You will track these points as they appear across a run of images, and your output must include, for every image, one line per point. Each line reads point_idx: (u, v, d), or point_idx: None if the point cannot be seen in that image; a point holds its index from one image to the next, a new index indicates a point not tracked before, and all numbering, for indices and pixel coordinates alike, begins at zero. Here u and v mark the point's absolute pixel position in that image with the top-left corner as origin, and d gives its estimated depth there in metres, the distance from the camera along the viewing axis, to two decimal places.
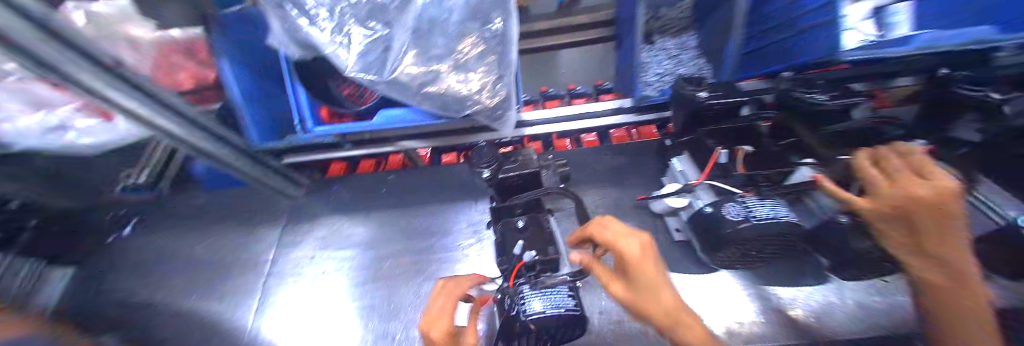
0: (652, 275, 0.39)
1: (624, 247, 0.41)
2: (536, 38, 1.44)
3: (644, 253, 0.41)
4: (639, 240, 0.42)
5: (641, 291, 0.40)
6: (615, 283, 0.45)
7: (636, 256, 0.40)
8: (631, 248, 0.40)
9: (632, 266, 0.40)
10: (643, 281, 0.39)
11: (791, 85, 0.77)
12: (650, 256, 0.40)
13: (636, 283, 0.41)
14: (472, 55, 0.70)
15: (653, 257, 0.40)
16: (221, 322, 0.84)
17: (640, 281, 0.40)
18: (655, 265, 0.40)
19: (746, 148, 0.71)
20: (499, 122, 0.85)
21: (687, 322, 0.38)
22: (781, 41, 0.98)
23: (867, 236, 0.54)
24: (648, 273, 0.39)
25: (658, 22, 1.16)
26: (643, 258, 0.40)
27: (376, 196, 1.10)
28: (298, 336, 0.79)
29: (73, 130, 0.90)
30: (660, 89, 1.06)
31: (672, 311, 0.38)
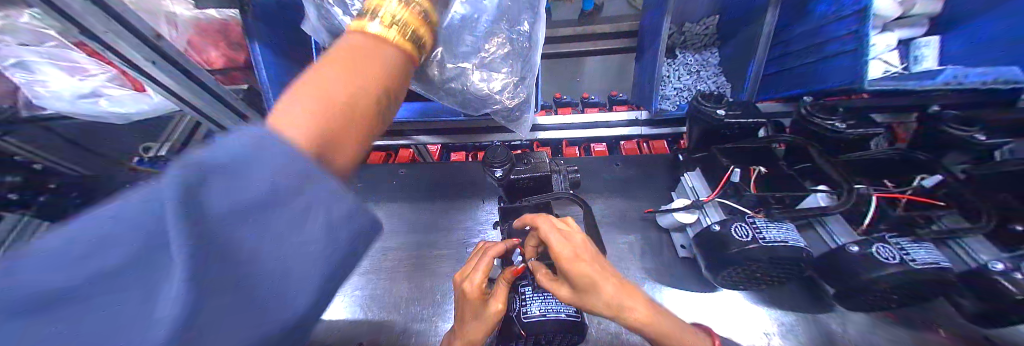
0: (580, 272, 0.41)
1: (559, 253, 0.43)
2: (557, 44, 1.44)
3: (566, 254, 0.43)
4: (565, 248, 0.43)
5: (583, 291, 0.43)
6: (561, 288, 0.47)
7: (568, 257, 0.42)
8: (566, 253, 0.43)
9: (569, 268, 0.42)
10: (582, 280, 0.42)
11: (810, 109, 0.75)
12: (583, 257, 0.42)
13: (577, 283, 0.43)
14: (498, 55, 0.72)
15: (577, 256, 0.42)
16: None
17: (580, 281, 0.42)
18: (590, 262, 0.42)
19: (759, 169, 0.72)
20: (516, 124, 0.87)
21: (630, 306, 0.41)
22: (802, 66, 0.96)
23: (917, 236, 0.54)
24: (585, 273, 0.41)
25: (681, 36, 1.17)
26: (577, 258, 0.42)
27: (385, 187, 1.11)
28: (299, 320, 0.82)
29: (104, 98, 0.97)
30: (677, 103, 1.06)
31: (612, 302, 0.41)
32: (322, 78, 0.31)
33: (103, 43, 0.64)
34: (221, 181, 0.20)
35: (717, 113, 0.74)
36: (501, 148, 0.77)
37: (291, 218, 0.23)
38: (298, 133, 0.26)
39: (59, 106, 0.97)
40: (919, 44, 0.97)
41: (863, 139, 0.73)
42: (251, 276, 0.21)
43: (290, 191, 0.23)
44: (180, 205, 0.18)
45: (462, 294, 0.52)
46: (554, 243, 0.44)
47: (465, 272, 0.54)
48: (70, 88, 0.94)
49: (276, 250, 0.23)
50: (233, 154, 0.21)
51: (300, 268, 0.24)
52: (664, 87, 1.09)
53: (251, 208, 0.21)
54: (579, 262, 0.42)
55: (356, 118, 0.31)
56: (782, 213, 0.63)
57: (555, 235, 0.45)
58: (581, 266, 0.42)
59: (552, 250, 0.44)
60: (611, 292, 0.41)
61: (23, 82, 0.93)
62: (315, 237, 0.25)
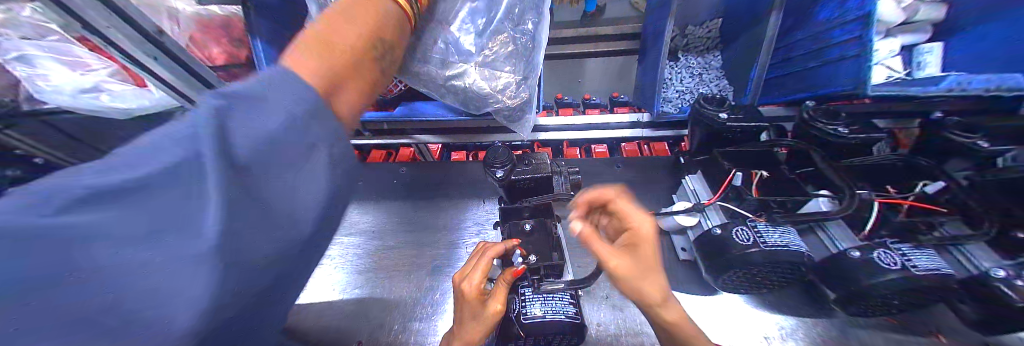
0: (647, 253, 0.46)
1: (644, 228, 0.48)
2: (560, 46, 1.44)
3: (646, 233, 0.47)
4: (648, 227, 0.48)
5: (642, 266, 0.45)
6: (618, 258, 0.45)
7: (649, 234, 0.47)
8: (649, 230, 0.48)
9: (645, 243, 0.47)
10: (649, 259, 0.45)
11: (812, 113, 0.75)
12: (653, 242, 0.48)
13: (642, 260, 0.45)
14: (500, 54, 0.72)
15: (654, 237, 0.47)
16: None
17: (647, 259, 0.45)
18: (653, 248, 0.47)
19: (761, 173, 0.72)
20: (517, 124, 0.85)
21: (667, 305, 0.46)
22: (804, 70, 0.96)
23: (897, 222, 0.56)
24: (650, 254, 0.46)
25: (684, 39, 1.17)
26: (650, 240, 0.47)
27: (386, 186, 1.11)
28: (296, 317, 0.82)
29: (104, 93, 0.96)
30: (680, 106, 1.06)
31: (660, 291, 0.45)
32: (332, 32, 0.40)
33: (106, 38, 0.64)
34: (242, 111, 0.28)
35: (719, 116, 0.74)
36: (503, 149, 0.77)
37: (295, 146, 0.30)
38: (307, 69, 0.35)
39: (61, 100, 0.97)
40: (922, 50, 0.97)
41: (864, 145, 0.72)
42: (269, 194, 0.28)
43: (294, 125, 0.31)
44: (212, 128, 0.25)
45: (462, 294, 0.51)
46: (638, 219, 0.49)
47: (466, 271, 0.54)
48: (72, 83, 0.93)
49: (283, 178, 0.30)
50: (252, 91, 0.29)
51: (304, 189, 0.31)
52: (666, 89, 1.09)
53: (266, 137, 0.28)
54: (651, 243, 0.47)
55: (359, 66, 0.41)
56: (784, 217, 0.63)
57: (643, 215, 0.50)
58: (649, 249, 0.46)
59: (637, 224, 0.48)
60: (662, 284, 0.46)
61: (24, 77, 0.93)
62: (313, 166, 0.32)
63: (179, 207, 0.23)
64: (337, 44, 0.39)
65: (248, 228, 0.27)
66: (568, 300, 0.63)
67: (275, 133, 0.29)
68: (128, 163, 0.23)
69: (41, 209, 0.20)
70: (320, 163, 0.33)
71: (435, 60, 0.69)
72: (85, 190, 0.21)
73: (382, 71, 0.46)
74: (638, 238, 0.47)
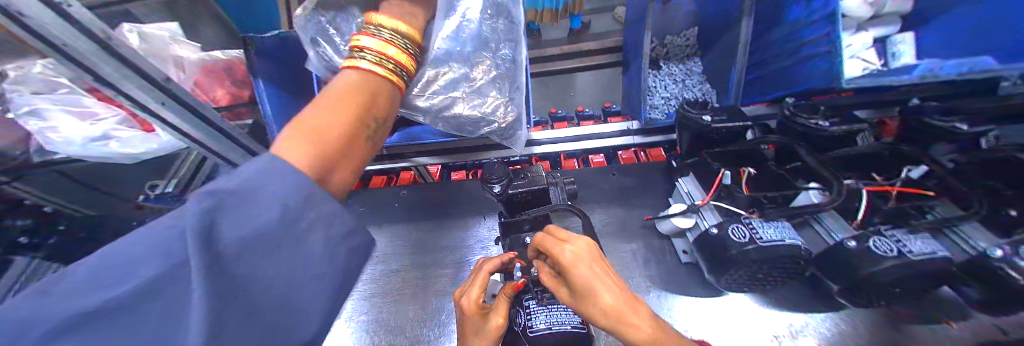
0: (579, 280, 0.42)
1: (559, 256, 0.44)
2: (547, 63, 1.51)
3: (567, 259, 0.44)
4: (565, 253, 0.44)
5: (580, 295, 0.42)
6: (562, 289, 0.47)
7: (568, 261, 0.43)
8: (567, 257, 0.44)
9: (569, 271, 0.43)
10: (581, 285, 0.41)
11: (794, 110, 0.78)
12: (584, 260, 0.43)
13: (574, 287, 0.43)
14: (485, 80, 0.76)
15: (576, 260, 0.43)
16: None
17: (578, 284, 0.42)
18: (588, 266, 0.42)
19: (750, 170, 0.74)
20: (510, 140, 0.88)
21: (632, 323, 0.38)
22: (781, 69, 1.00)
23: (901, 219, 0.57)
24: (582, 277, 0.41)
25: (664, 48, 1.19)
26: (576, 262, 0.43)
27: (387, 209, 1.12)
28: None
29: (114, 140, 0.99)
30: (666, 112, 1.09)
31: (609, 312, 0.39)
32: (319, 111, 0.37)
33: (116, 88, 0.69)
34: (232, 208, 0.27)
35: (704, 119, 0.77)
36: (498, 164, 0.79)
37: (287, 232, 0.30)
38: (300, 156, 0.33)
39: (70, 151, 1.00)
40: (895, 40, 1.03)
41: (848, 134, 0.75)
42: (259, 286, 0.28)
43: (288, 215, 0.30)
44: (197, 230, 0.24)
45: (461, 311, 0.53)
46: (552, 247, 0.46)
47: (465, 288, 0.55)
48: (85, 133, 0.97)
49: (271, 268, 0.29)
50: (242, 186, 0.28)
51: (298, 278, 0.31)
52: (652, 97, 1.13)
53: (254, 230, 0.28)
54: (579, 267, 0.42)
55: (354, 147, 0.39)
56: (777, 212, 0.64)
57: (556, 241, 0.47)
58: (580, 275, 0.42)
59: (555, 254, 0.45)
60: (612, 302, 0.39)
61: (36, 131, 0.96)
62: (311, 249, 0.32)
63: (165, 316, 0.24)
64: (325, 124, 0.36)
65: (237, 324, 0.26)
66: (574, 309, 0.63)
67: (264, 224, 0.29)
68: (116, 272, 0.24)
69: (30, 338, 0.20)
70: (317, 247, 0.32)
71: (426, 96, 0.69)
72: (72, 314, 0.22)
73: (378, 144, 0.44)
74: (564, 269, 0.44)
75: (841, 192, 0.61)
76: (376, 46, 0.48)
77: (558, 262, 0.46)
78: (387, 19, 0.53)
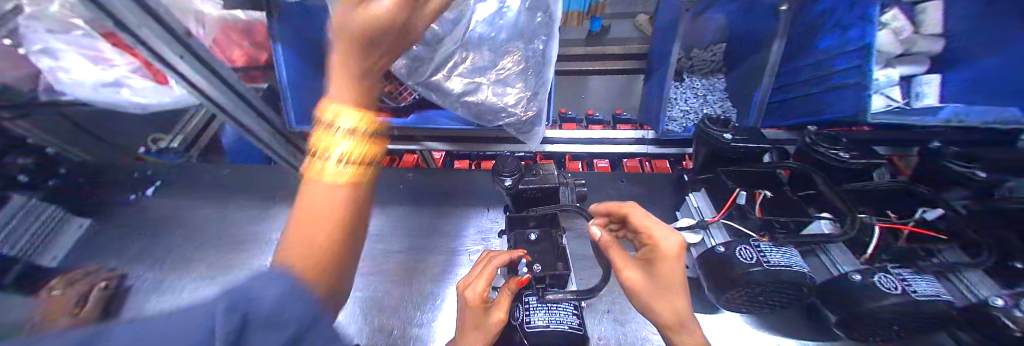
0: (666, 272, 0.46)
1: (666, 242, 0.47)
2: (566, 62, 1.49)
3: (669, 248, 0.47)
4: (672, 242, 0.47)
5: (660, 283, 0.47)
6: (631, 269, 0.50)
7: (673, 251, 0.47)
8: (673, 245, 0.47)
9: (667, 260, 0.47)
10: (669, 277, 0.46)
11: (816, 138, 0.77)
12: (679, 257, 0.47)
13: (660, 275, 0.47)
14: (513, 71, 0.74)
15: (678, 254, 0.47)
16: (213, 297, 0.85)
17: (666, 275, 0.46)
18: (680, 267, 0.47)
19: (765, 193, 0.73)
20: (527, 135, 0.88)
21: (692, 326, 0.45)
22: (806, 96, 0.98)
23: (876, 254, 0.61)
24: (673, 272, 0.46)
25: (689, 61, 1.17)
26: (676, 257, 0.47)
27: (392, 190, 1.13)
28: None
29: (124, 88, 0.99)
30: (686, 126, 1.06)
31: (681, 312, 0.45)
32: (303, 227, 0.35)
33: (135, 36, 0.68)
34: None
35: (724, 137, 0.75)
36: (512, 159, 0.78)
37: None
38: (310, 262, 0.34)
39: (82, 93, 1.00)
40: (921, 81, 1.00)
41: (866, 170, 0.74)
42: None
43: None
44: None
45: (463, 303, 0.52)
46: (659, 231, 0.49)
47: (470, 281, 0.54)
48: (94, 77, 0.96)
49: None
50: None
51: None
52: (671, 108, 1.11)
53: None
54: (675, 262, 0.47)
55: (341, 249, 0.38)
56: (787, 237, 0.63)
57: (661, 227, 0.50)
58: (672, 267, 0.46)
59: (659, 238, 0.48)
60: (684, 305, 0.46)
61: (46, 69, 0.95)
62: None
63: None
64: (315, 241, 0.35)
65: None
66: (572, 310, 0.63)
67: None
68: None
69: None
70: None
71: (454, 78, 0.74)
72: None
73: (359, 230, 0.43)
74: (659, 253, 0.48)
75: (853, 227, 0.61)
76: (344, 142, 0.41)
77: (653, 244, 0.49)
78: (344, 93, 0.42)
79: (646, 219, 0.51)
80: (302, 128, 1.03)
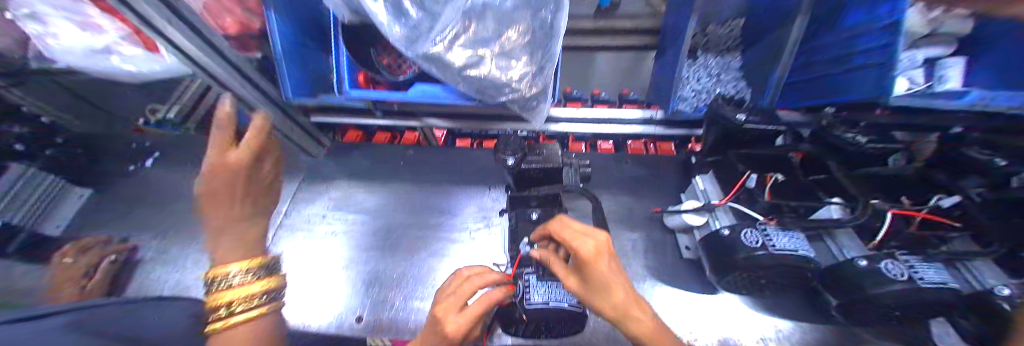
0: (593, 275, 0.42)
1: (578, 247, 0.43)
2: (574, 36, 1.42)
3: (588, 252, 0.42)
4: (587, 246, 0.42)
5: (594, 289, 0.43)
6: (571, 278, 0.49)
7: (590, 255, 0.42)
8: (587, 248, 0.42)
9: (589, 264, 0.42)
10: (598, 279, 0.41)
11: (833, 121, 0.73)
12: (604, 253, 0.42)
13: (590, 279, 0.43)
14: (519, 43, 0.70)
15: (598, 254, 0.41)
16: None
17: (594, 278, 0.42)
18: (609, 261, 0.42)
19: (776, 177, 0.71)
20: (532, 113, 0.85)
21: (637, 316, 0.40)
22: (825, 77, 0.94)
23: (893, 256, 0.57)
24: (603, 271, 0.41)
25: (705, 37, 1.10)
26: (597, 256, 0.42)
27: (393, 168, 1.12)
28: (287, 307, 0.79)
29: (116, 55, 0.95)
30: (695, 105, 1.01)
31: (620, 306, 0.41)
32: None
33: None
34: None
35: (738, 118, 0.72)
36: (515, 138, 0.76)
37: None
38: None
39: (72, 60, 0.95)
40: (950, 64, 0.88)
41: (883, 155, 0.72)
42: None
43: None
44: None
45: (439, 332, 0.42)
46: (571, 238, 0.45)
47: (447, 306, 0.45)
48: (82, 43, 0.91)
49: None
50: None
51: None
52: (682, 88, 1.04)
53: None
54: (598, 261, 0.41)
55: None
56: (795, 222, 0.63)
57: (575, 232, 0.46)
58: (599, 267, 0.41)
59: (573, 245, 0.44)
60: (624, 296, 0.41)
61: (35, 34, 0.90)
62: None
63: None
64: None
65: None
66: None
67: None
68: None
69: None
70: None
71: (455, 49, 0.68)
72: None
73: None
74: (582, 262, 0.43)
75: (865, 214, 0.58)
76: (239, 287, 0.48)
77: (576, 254, 0.44)
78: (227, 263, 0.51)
79: (562, 230, 0.48)
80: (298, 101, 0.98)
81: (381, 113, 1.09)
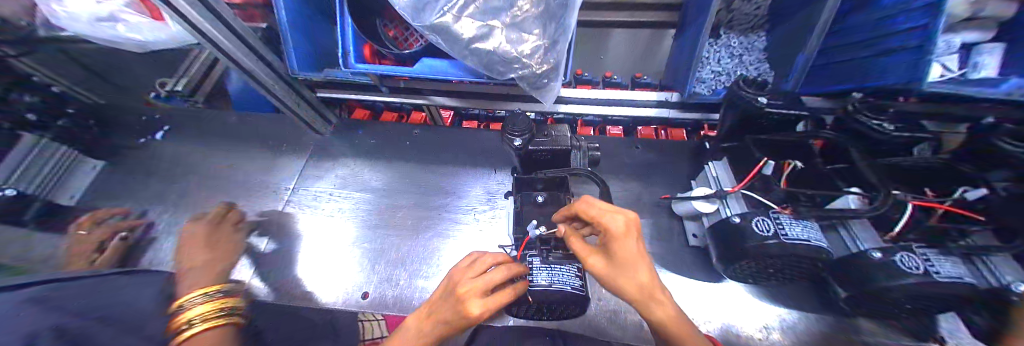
0: (620, 251, 0.42)
1: (609, 223, 0.43)
2: (589, 12, 1.35)
3: (618, 230, 0.43)
4: (618, 223, 0.43)
5: (618, 267, 0.43)
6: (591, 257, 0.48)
7: (620, 231, 0.42)
8: (618, 225, 0.43)
9: (618, 241, 0.42)
10: (626, 256, 0.42)
11: (858, 107, 0.69)
12: (633, 232, 0.43)
13: (616, 257, 0.43)
14: (531, 14, 0.66)
15: (627, 234, 0.42)
16: None
17: (621, 255, 0.42)
18: (636, 240, 0.43)
19: (795, 164, 0.68)
20: (542, 91, 0.81)
21: (659, 299, 0.42)
22: (856, 60, 0.88)
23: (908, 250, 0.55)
24: (630, 248, 0.42)
25: (729, 14, 1.05)
26: (626, 234, 0.42)
27: (398, 147, 1.11)
28: (300, 281, 0.82)
29: (122, 23, 0.91)
30: (712, 88, 0.97)
31: (645, 287, 0.41)
32: None
33: None
34: None
35: (760, 101, 0.68)
36: (523, 117, 0.73)
37: None
38: None
39: (76, 27, 0.93)
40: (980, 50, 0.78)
41: (909, 145, 0.68)
42: None
43: None
44: None
45: (463, 308, 0.42)
46: (601, 215, 0.45)
47: (473, 287, 0.44)
48: (88, 10, 0.88)
49: None
50: None
51: None
52: (701, 68, 1.00)
53: None
54: (627, 240, 0.42)
55: None
56: (811, 211, 0.60)
57: (604, 210, 0.46)
58: (626, 247, 0.42)
59: (603, 221, 0.44)
60: (650, 278, 0.42)
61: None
62: None
63: None
64: None
65: None
66: (576, 273, 0.63)
67: None
68: None
69: None
70: None
71: (464, 20, 0.65)
72: None
73: None
74: (610, 238, 0.44)
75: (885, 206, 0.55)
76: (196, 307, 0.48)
77: (604, 229, 0.45)
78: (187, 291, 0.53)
79: (590, 208, 0.48)
80: (304, 75, 0.93)
81: (387, 90, 1.05)
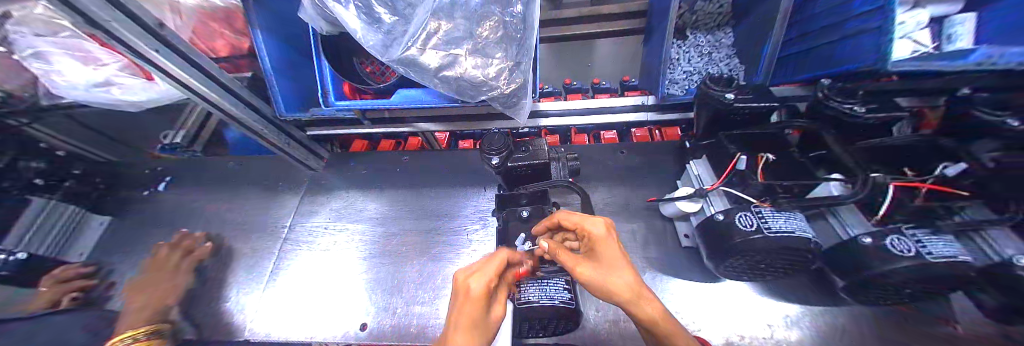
0: (605, 252, 0.43)
1: (591, 227, 0.46)
2: (564, 27, 1.40)
3: (599, 234, 0.45)
4: (598, 227, 0.46)
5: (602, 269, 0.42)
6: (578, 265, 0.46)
7: (601, 234, 0.45)
8: (599, 228, 0.45)
9: (601, 242, 0.44)
10: (609, 255, 0.43)
11: (827, 92, 0.70)
12: (612, 236, 0.45)
13: (599, 258, 0.43)
14: (491, 39, 0.70)
15: (608, 235, 0.45)
16: (226, 290, 0.90)
17: (605, 255, 0.43)
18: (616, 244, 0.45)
19: (768, 156, 0.68)
20: (513, 109, 0.83)
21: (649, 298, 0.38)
22: (821, 47, 0.89)
23: (893, 234, 0.54)
24: (612, 249, 0.43)
25: (693, 16, 1.10)
26: (608, 236, 0.45)
27: (390, 174, 1.13)
28: (297, 320, 0.82)
29: (116, 86, 0.97)
30: (686, 88, 0.99)
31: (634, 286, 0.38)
32: None
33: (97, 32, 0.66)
34: None
35: (727, 97, 0.68)
36: (499, 135, 0.74)
37: None
38: None
39: (77, 95, 0.99)
40: (952, 22, 0.78)
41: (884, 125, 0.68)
42: None
43: None
44: None
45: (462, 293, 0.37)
46: (583, 221, 0.48)
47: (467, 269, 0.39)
48: (86, 78, 0.94)
49: None
50: None
51: None
52: (673, 70, 1.03)
53: None
54: (608, 241, 0.44)
55: None
56: (792, 202, 0.60)
57: (584, 218, 0.49)
58: (608, 247, 0.43)
59: (585, 227, 0.46)
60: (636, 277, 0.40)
61: (41, 72, 0.95)
62: None
63: None
64: None
65: None
66: (563, 286, 0.62)
67: None
68: None
69: None
70: None
71: (428, 52, 0.67)
72: None
73: None
74: (594, 242, 0.45)
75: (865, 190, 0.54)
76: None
77: (587, 235, 0.47)
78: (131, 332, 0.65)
79: (570, 218, 0.50)
80: (291, 116, 0.98)
81: (370, 121, 1.08)
